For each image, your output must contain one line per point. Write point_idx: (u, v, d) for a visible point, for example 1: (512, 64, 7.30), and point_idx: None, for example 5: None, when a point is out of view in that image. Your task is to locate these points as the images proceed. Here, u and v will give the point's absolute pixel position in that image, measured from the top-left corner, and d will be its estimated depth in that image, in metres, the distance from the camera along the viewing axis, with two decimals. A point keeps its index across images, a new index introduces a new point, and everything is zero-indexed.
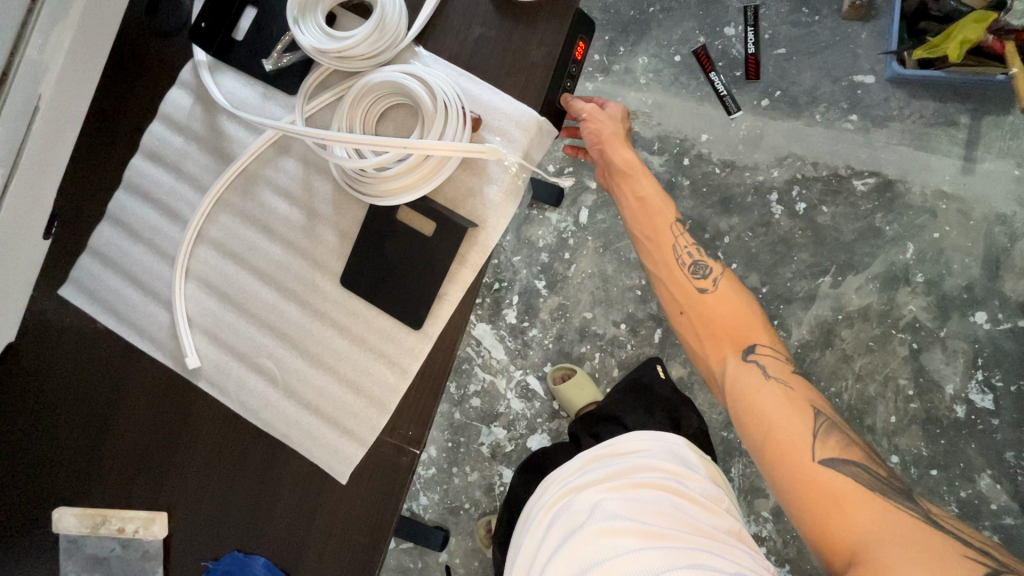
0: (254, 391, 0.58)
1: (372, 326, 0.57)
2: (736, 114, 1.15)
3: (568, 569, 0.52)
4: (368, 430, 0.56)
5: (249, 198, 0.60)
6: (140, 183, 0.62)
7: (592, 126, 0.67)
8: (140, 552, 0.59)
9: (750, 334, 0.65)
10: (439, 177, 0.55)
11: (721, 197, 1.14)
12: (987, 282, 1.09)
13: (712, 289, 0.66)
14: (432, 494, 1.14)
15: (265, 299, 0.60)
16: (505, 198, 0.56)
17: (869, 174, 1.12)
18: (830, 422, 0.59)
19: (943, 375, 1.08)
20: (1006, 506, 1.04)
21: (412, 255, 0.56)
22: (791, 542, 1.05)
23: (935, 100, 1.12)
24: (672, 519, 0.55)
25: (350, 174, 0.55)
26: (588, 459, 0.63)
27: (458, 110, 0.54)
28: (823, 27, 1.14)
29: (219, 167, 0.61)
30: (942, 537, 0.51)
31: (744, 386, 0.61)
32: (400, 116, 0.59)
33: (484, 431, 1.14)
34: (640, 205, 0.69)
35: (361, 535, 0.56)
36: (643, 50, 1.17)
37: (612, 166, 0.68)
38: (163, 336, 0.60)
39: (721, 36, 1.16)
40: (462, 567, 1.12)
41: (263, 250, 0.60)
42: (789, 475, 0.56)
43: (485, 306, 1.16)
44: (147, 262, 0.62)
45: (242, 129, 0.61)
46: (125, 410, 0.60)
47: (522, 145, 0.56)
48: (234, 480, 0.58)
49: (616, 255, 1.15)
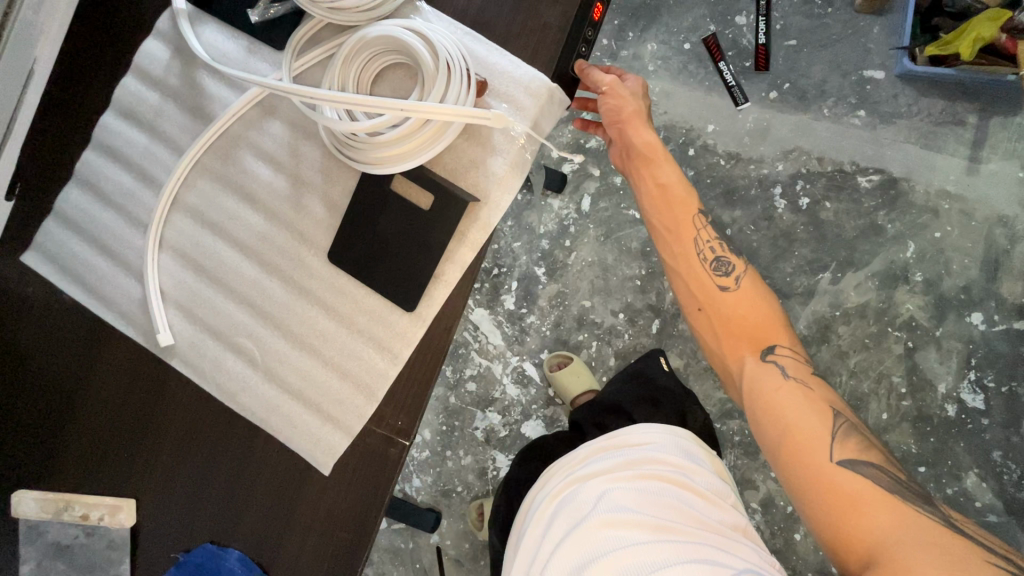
0: (232, 372, 0.58)
1: (363, 307, 0.56)
2: (743, 106, 1.13)
3: (571, 560, 0.53)
4: (353, 418, 0.56)
5: (229, 163, 0.59)
6: (111, 143, 0.60)
7: (613, 104, 0.65)
8: (106, 541, 0.59)
9: (764, 329, 0.65)
10: (439, 143, 0.53)
11: (724, 189, 1.13)
12: (985, 283, 1.09)
13: (734, 287, 0.66)
14: (425, 477, 1.14)
15: (247, 275, 0.58)
16: (510, 171, 0.55)
17: (874, 171, 1.12)
18: (849, 424, 0.59)
19: (935, 374, 1.08)
20: (991, 504, 1.06)
21: (400, 237, 0.55)
22: (778, 533, 1.06)
23: (944, 99, 1.11)
24: (675, 511, 0.55)
25: (342, 138, 0.54)
26: (596, 449, 0.63)
27: (461, 70, 0.53)
28: (835, 20, 1.13)
29: (197, 128, 0.59)
30: (965, 543, 0.52)
31: (761, 385, 0.62)
32: (399, 80, 0.58)
33: (478, 415, 1.14)
34: (661, 192, 0.68)
35: (342, 527, 0.56)
36: (652, 36, 1.16)
37: (633, 148, 0.67)
38: (134, 309, 0.59)
39: (732, 25, 1.14)
40: (453, 549, 1.13)
41: (247, 225, 0.59)
42: (799, 471, 0.57)
43: (482, 291, 1.16)
44: (119, 231, 0.60)
45: (223, 87, 0.59)
46: (91, 389, 0.59)
47: (530, 113, 0.54)
48: (206, 465, 0.58)
49: (616, 244, 1.15)
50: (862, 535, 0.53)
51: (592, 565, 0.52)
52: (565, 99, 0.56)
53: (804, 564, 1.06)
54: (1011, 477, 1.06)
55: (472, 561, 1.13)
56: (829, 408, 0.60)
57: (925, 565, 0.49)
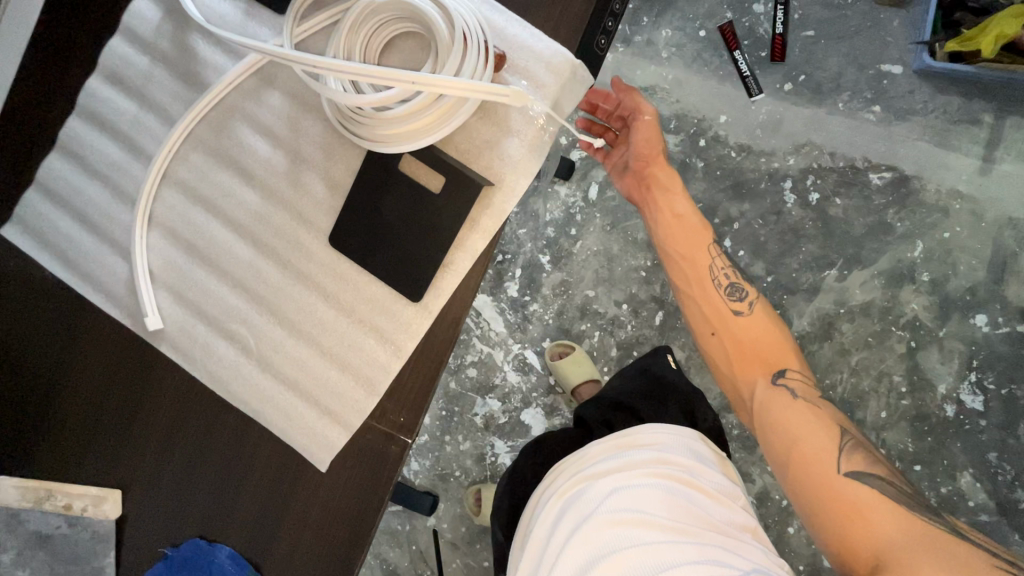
0: (224, 360, 0.57)
1: (364, 295, 0.55)
2: (757, 97, 1.12)
3: (582, 556, 0.54)
4: (352, 412, 0.55)
5: (224, 135, 0.57)
6: (97, 110, 0.58)
7: (643, 140, 0.71)
8: (90, 532, 0.59)
9: (778, 355, 0.67)
10: (452, 123, 0.52)
11: (734, 182, 1.12)
12: (991, 285, 1.09)
13: (747, 312, 0.69)
14: (423, 461, 1.15)
15: (241, 258, 0.57)
16: (527, 154, 0.53)
17: (886, 169, 1.10)
18: (855, 440, 0.62)
19: (936, 375, 1.09)
20: (983, 504, 1.07)
21: (406, 225, 0.54)
22: (772, 526, 1.07)
23: (961, 96, 1.09)
24: (684, 512, 0.56)
25: (348, 113, 0.52)
26: (609, 445, 0.62)
27: (478, 44, 0.51)
28: (855, 11, 1.10)
29: (189, 97, 0.58)
30: (970, 548, 0.53)
31: (773, 407, 0.64)
32: (410, 51, 0.56)
33: (478, 402, 1.14)
34: (678, 222, 0.73)
35: (338, 526, 0.56)
36: (668, 21, 1.13)
37: (656, 180, 0.73)
38: (121, 289, 0.58)
39: (750, 13, 1.12)
40: (449, 532, 1.14)
41: (242, 205, 0.57)
42: (808, 485, 0.59)
43: (486, 276, 1.15)
44: (105, 206, 0.59)
45: (218, 52, 0.57)
46: (74, 375, 0.59)
47: (552, 91, 0.53)
48: (195, 454, 0.57)
49: (623, 235, 1.13)
50: (866, 544, 0.54)
51: (602, 562, 0.54)
52: (588, 78, 0.54)
53: (796, 557, 1.07)
54: (1005, 478, 1.07)
55: (468, 544, 1.14)
56: (837, 425, 0.62)
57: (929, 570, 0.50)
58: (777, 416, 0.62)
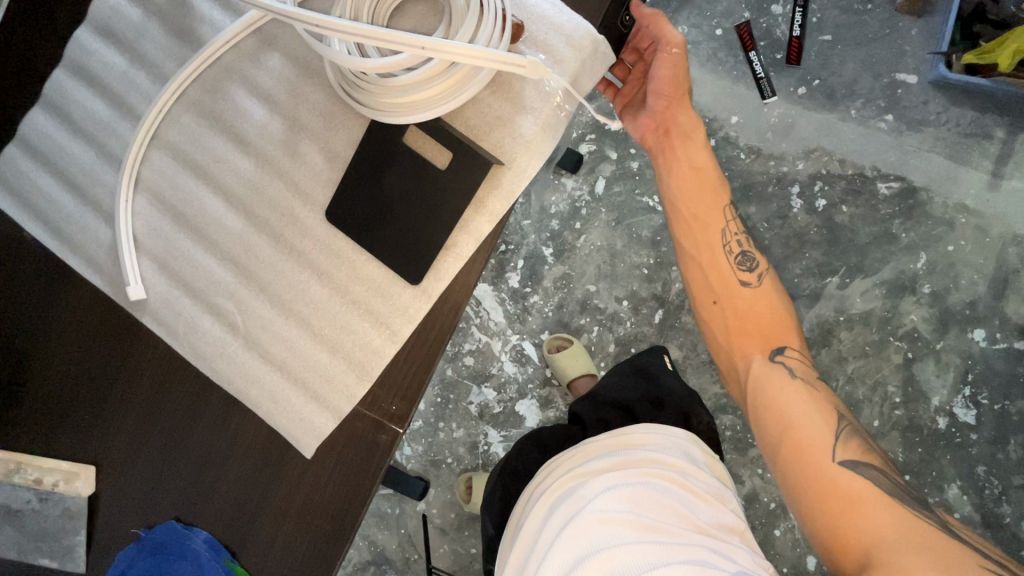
0: (209, 335, 0.56)
1: (360, 276, 0.55)
2: (770, 99, 1.11)
3: (569, 553, 0.55)
4: (342, 397, 0.55)
5: (218, 97, 0.56)
6: (84, 64, 0.57)
7: (666, 76, 0.66)
8: (61, 509, 0.58)
9: (778, 332, 0.70)
10: (464, 94, 0.50)
11: (742, 184, 1.12)
12: (992, 301, 1.09)
13: (757, 283, 0.71)
14: (416, 446, 1.15)
15: (232, 229, 0.57)
16: (542, 132, 0.53)
17: (894, 179, 1.10)
18: (851, 427, 0.64)
19: (931, 387, 1.09)
20: (969, 516, 1.07)
21: (409, 202, 0.53)
22: (758, 527, 1.08)
23: (974, 110, 1.09)
24: (671, 512, 0.56)
25: (355, 78, 0.50)
26: (600, 446, 0.63)
27: (496, 12, 0.49)
28: (873, 17, 1.09)
29: (182, 56, 0.57)
30: (958, 545, 0.55)
31: (770, 381, 0.66)
32: (422, 16, 0.55)
33: (473, 390, 1.15)
34: (696, 174, 0.72)
35: (321, 515, 0.56)
36: (684, 18, 1.12)
37: (678, 127, 0.70)
38: (103, 255, 0.57)
39: (768, 14, 1.11)
40: (438, 517, 1.14)
41: (234, 173, 0.57)
42: (799, 470, 0.61)
43: (487, 267, 1.15)
44: (89, 167, 0.58)
45: (217, 9, 0.56)
46: (54, 343, 0.59)
47: (571, 67, 0.52)
48: (175, 428, 0.58)
49: (626, 231, 1.13)
50: (856, 536, 0.56)
51: (588, 560, 0.54)
52: (608, 54, 0.54)
53: (780, 560, 1.07)
54: (992, 492, 1.08)
55: (457, 531, 1.15)
56: (834, 410, 0.65)
57: (914, 561, 0.53)
58: (772, 397, 0.65)
